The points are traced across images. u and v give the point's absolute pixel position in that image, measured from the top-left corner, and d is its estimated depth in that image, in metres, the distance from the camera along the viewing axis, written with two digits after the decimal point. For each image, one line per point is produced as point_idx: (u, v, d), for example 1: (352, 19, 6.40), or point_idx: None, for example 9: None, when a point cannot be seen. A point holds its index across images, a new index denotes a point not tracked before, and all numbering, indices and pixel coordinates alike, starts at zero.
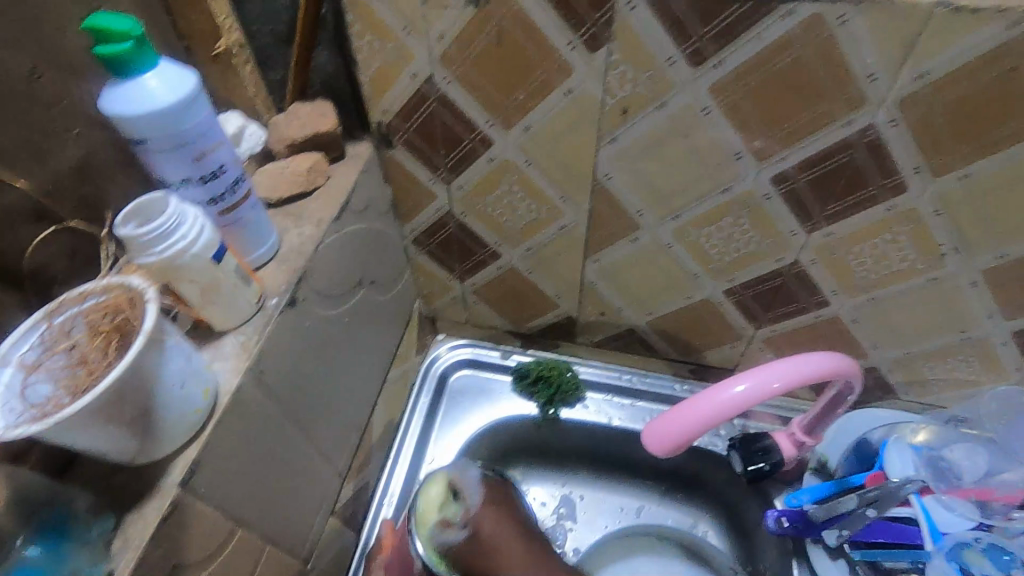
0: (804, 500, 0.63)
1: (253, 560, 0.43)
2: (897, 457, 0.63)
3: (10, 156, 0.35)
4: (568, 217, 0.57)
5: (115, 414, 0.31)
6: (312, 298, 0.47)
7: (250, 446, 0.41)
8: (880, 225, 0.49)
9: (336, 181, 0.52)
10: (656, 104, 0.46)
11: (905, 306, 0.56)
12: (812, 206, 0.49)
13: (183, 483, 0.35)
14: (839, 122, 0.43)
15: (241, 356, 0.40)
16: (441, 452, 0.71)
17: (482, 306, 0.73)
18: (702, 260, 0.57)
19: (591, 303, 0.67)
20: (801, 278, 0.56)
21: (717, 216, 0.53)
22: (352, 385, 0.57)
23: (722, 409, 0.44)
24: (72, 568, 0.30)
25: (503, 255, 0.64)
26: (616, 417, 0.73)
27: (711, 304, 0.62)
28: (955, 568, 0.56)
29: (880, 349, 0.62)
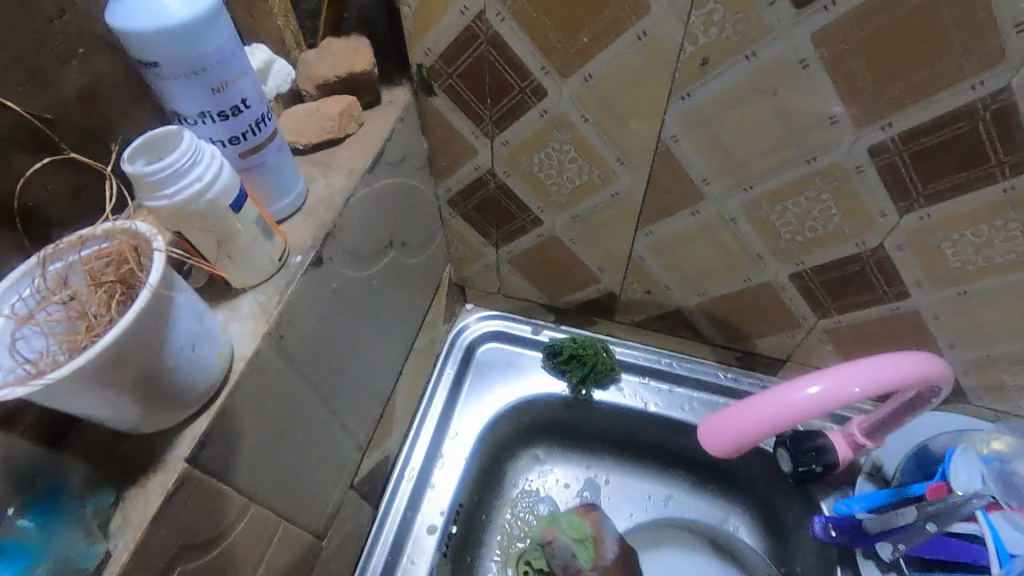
0: (856, 508, 0.58)
1: (267, 536, 0.40)
2: (963, 467, 0.57)
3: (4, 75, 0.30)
4: (623, 182, 0.51)
5: (117, 379, 0.27)
6: (339, 258, 0.43)
7: (266, 417, 0.37)
8: (990, 209, 0.42)
9: (370, 129, 0.47)
10: (743, 54, 0.39)
11: (998, 302, 0.49)
12: (910, 182, 0.43)
13: (192, 457, 0.31)
14: (966, 83, 0.36)
15: (260, 318, 0.36)
16: (465, 426, 0.68)
17: (516, 276, 0.68)
18: (770, 239, 0.51)
19: (637, 280, 0.62)
20: (881, 266, 0.50)
21: (796, 189, 0.46)
22: (377, 354, 0.53)
23: (776, 399, 0.40)
24: (65, 547, 0.27)
25: (544, 222, 0.59)
26: (652, 403, 0.69)
27: (772, 288, 0.56)
28: None
29: (958, 349, 0.55)
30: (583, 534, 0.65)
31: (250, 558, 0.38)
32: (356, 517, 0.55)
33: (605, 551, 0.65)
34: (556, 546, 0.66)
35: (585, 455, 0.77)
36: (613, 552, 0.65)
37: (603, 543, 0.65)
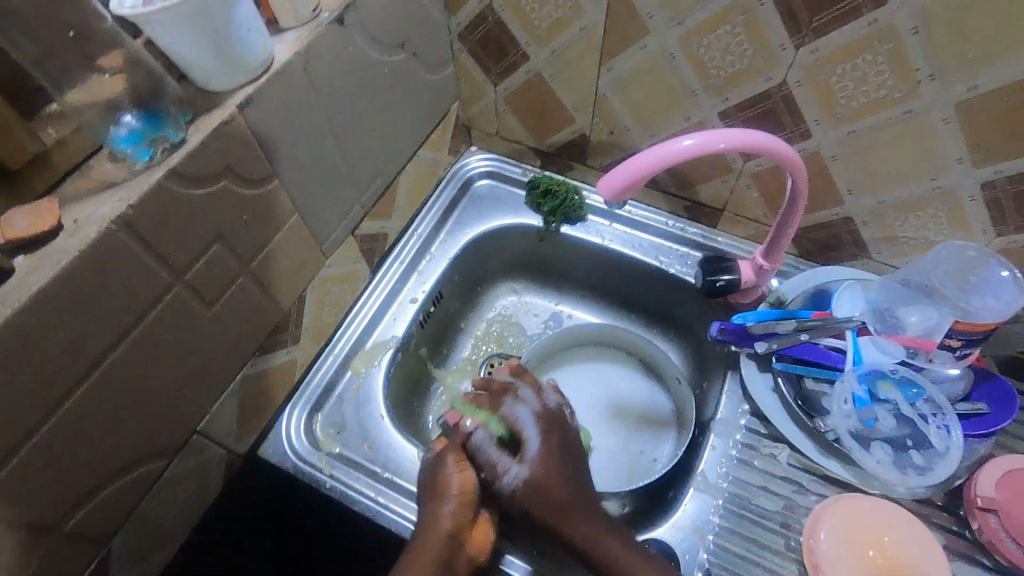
0: (747, 318, 0.70)
1: (285, 215, 0.57)
2: (846, 302, 0.69)
3: None
4: (589, 16, 0.64)
5: (203, 27, 0.43)
6: (359, 30, 0.58)
7: (293, 118, 0.54)
8: (862, 42, 0.53)
9: None
10: None
11: (880, 141, 0.60)
12: (801, 14, 0.54)
13: (241, 107, 0.48)
14: None
15: (295, 43, 0.52)
16: (454, 235, 0.84)
17: (511, 116, 0.82)
18: (701, 75, 0.63)
19: (604, 120, 0.75)
20: (788, 102, 0.61)
21: (718, 22, 0.58)
22: (384, 135, 0.69)
23: (632, 158, 0.53)
24: (163, 132, 0.45)
25: (531, 57, 0.72)
26: (609, 238, 0.83)
27: (707, 128, 0.68)
28: (864, 390, 0.63)
29: (857, 196, 0.66)
30: (502, 428, 0.63)
31: (273, 220, 0.56)
32: (354, 263, 0.72)
33: (529, 442, 0.61)
34: (477, 439, 0.62)
35: (556, 291, 0.92)
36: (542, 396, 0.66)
37: (526, 436, 0.62)
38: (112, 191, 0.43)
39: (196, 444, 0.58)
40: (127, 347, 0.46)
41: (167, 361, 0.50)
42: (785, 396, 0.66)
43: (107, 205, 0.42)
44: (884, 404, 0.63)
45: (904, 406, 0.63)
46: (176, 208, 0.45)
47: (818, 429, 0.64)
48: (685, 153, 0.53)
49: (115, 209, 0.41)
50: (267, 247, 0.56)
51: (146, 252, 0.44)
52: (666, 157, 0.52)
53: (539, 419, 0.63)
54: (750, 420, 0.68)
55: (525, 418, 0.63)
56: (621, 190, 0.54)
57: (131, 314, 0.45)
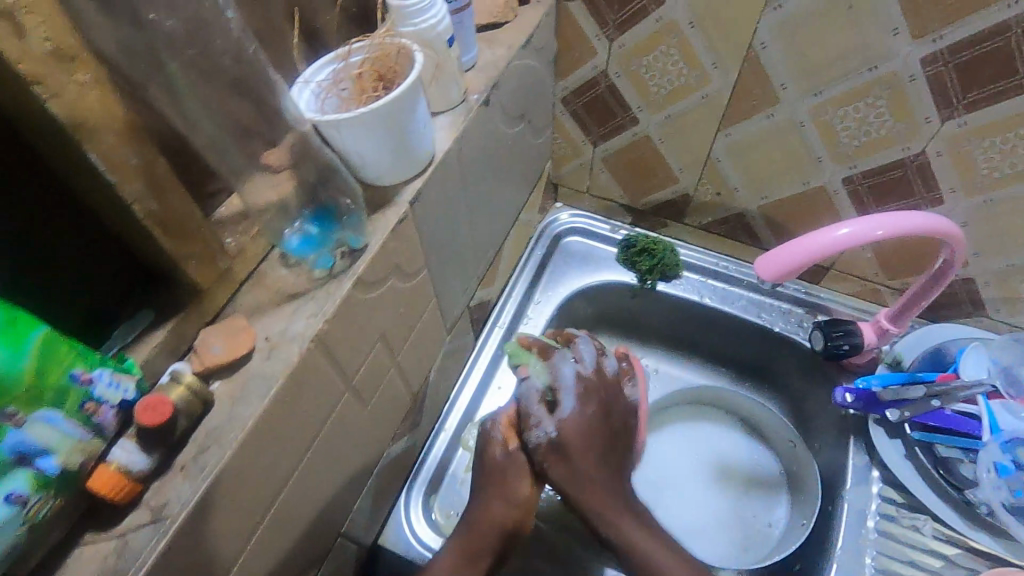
0: (872, 383, 0.68)
1: (426, 301, 0.55)
2: (972, 362, 0.68)
3: None
4: (714, 85, 0.63)
5: (386, 126, 0.42)
6: (497, 109, 0.56)
7: (442, 204, 0.52)
8: (1016, 118, 0.53)
9: (523, 19, 0.60)
10: None
11: (1018, 209, 0.59)
12: (953, 91, 0.53)
13: (411, 203, 0.46)
14: (1003, 2, 0.47)
15: (450, 130, 0.51)
16: (549, 296, 0.82)
17: (606, 175, 0.81)
18: (830, 143, 0.63)
19: (710, 181, 0.74)
20: (923, 171, 0.61)
21: (859, 94, 0.57)
22: (500, 205, 0.67)
23: (784, 246, 0.53)
24: (339, 236, 0.43)
25: (641, 121, 0.71)
26: (707, 296, 0.81)
27: (826, 192, 0.68)
28: (1008, 458, 0.61)
29: (983, 258, 0.66)
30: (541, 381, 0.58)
31: (417, 308, 0.54)
32: (465, 335, 0.70)
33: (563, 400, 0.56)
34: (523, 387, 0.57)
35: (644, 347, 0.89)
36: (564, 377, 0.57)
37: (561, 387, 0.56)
38: (299, 303, 0.40)
39: (335, 543, 0.55)
40: (305, 463, 0.43)
41: (328, 470, 0.47)
42: (924, 466, 0.66)
43: (301, 321, 0.39)
44: None
45: None
46: (356, 316, 0.43)
47: (968, 501, 0.63)
48: (855, 241, 0.52)
49: (312, 326, 0.39)
50: (410, 335, 0.54)
51: (331, 366, 0.41)
52: (813, 248, 0.52)
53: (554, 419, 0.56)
54: (884, 488, 0.67)
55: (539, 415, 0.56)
56: (779, 273, 0.54)
57: (313, 430, 0.42)
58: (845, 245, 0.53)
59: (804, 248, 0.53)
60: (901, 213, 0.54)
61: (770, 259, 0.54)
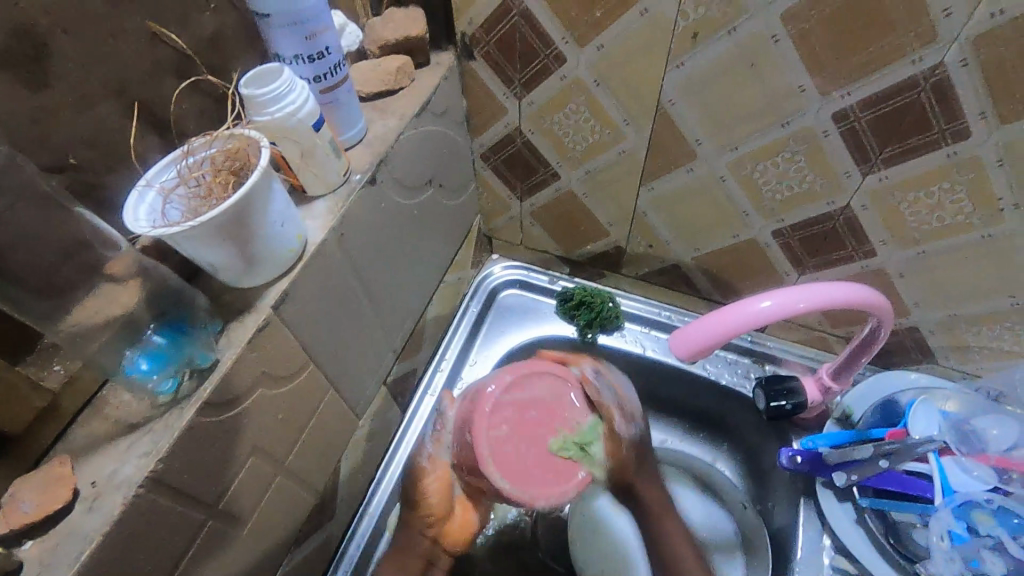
0: (818, 445, 0.65)
1: (319, 395, 0.51)
2: (922, 416, 0.64)
3: (183, 23, 0.41)
4: (629, 141, 0.60)
5: (234, 233, 0.38)
6: (389, 183, 0.53)
7: (328, 294, 0.48)
8: (937, 173, 0.49)
9: (420, 84, 0.57)
10: (727, 29, 0.47)
11: (954, 261, 0.56)
12: (869, 146, 0.50)
13: (275, 307, 0.42)
14: (907, 59, 0.44)
15: (328, 217, 0.47)
16: (484, 359, 0.78)
17: (537, 228, 0.78)
18: (753, 197, 0.60)
19: (641, 233, 0.71)
20: (850, 224, 0.57)
21: (775, 149, 0.54)
22: (412, 275, 0.63)
23: (720, 313, 0.49)
24: (189, 353, 0.39)
25: (562, 176, 0.68)
26: (650, 348, 0.77)
27: (757, 245, 0.64)
28: (962, 526, 0.58)
29: (924, 308, 0.62)
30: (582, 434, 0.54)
31: (306, 405, 0.50)
32: (387, 412, 0.66)
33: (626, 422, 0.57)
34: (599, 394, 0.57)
35: None
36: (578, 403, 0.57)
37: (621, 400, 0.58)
38: (136, 437, 0.37)
39: None
40: None
41: None
42: (875, 534, 0.62)
43: (133, 461, 0.35)
44: (988, 541, 0.57)
45: (1009, 541, 0.56)
46: (206, 441, 0.39)
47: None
48: (776, 315, 0.48)
49: (142, 470, 0.35)
50: (301, 435, 0.50)
51: (176, 503, 0.37)
52: (730, 329, 0.49)
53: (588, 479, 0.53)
54: (834, 557, 0.63)
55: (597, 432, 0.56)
56: (710, 343, 0.50)
57: (163, 573, 0.38)
58: (766, 318, 0.49)
59: (740, 318, 0.49)
60: (824, 282, 0.50)
61: (701, 327, 0.49)
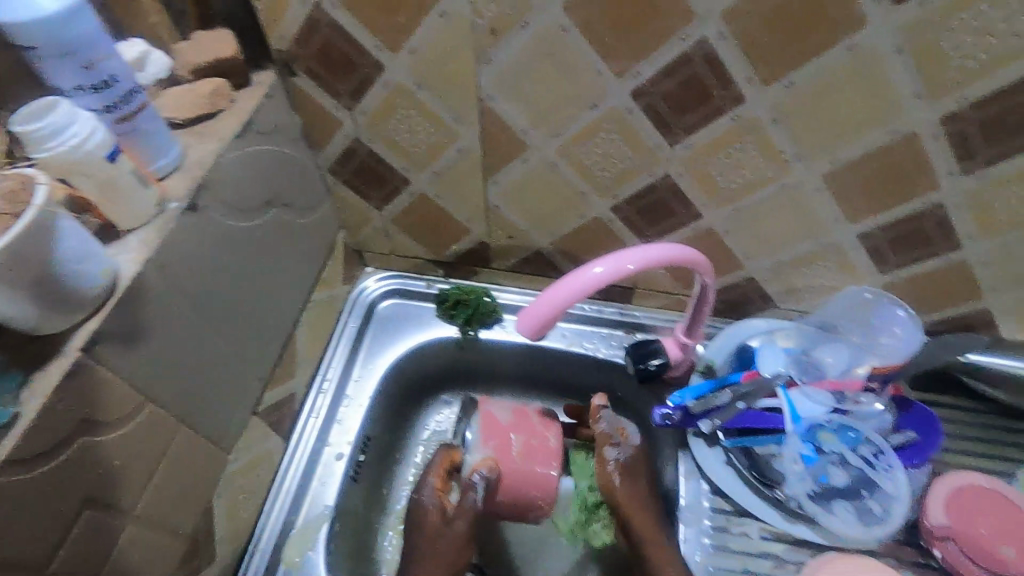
0: (686, 398, 0.68)
1: (168, 435, 0.49)
2: (770, 356, 0.70)
3: None
4: (463, 139, 0.62)
5: (16, 276, 0.36)
6: (215, 207, 0.52)
7: (158, 327, 0.46)
8: (728, 135, 0.55)
9: (240, 104, 0.56)
10: (520, 24, 0.51)
11: (764, 212, 0.62)
12: (669, 118, 0.55)
13: (86, 348, 0.40)
14: (677, 36, 0.49)
15: (142, 248, 0.45)
16: (369, 372, 0.78)
17: (403, 235, 0.78)
18: (587, 178, 0.63)
19: (498, 227, 0.73)
20: (674, 191, 0.62)
21: (592, 131, 0.58)
22: (268, 299, 0.62)
23: (561, 281, 0.52)
24: None
25: (412, 181, 0.69)
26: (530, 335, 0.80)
27: (601, 222, 0.69)
28: (810, 448, 0.65)
29: (753, 259, 0.68)
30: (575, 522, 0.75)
31: (153, 447, 0.48)
32: (264, 442, 0.64)
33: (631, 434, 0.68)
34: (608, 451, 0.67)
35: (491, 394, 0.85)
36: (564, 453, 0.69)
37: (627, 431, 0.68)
38: None
39: None
40: None
41: None
42: (740, 470, 0.67)
43: None
44: (831, 457, 0.64)
45: (848, 453, 0.64)
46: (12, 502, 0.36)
47: (779, 499, 0.65)
48: (607, 279, 0.52)
49: None
50: (152, 478, 0.48)
51: None
52: (568, 296, 0.52)
53: (620, 462, 0.67)
54: (712, 499, 0.68)
55: (607, 426, 0.67)
56: (547, 313, 0.52)
57: None
58: (599, 284, 0.52)
59: (579, 284, 0.52)
60: (647, 244, 0.55)
61: (545, 297, 0.52)
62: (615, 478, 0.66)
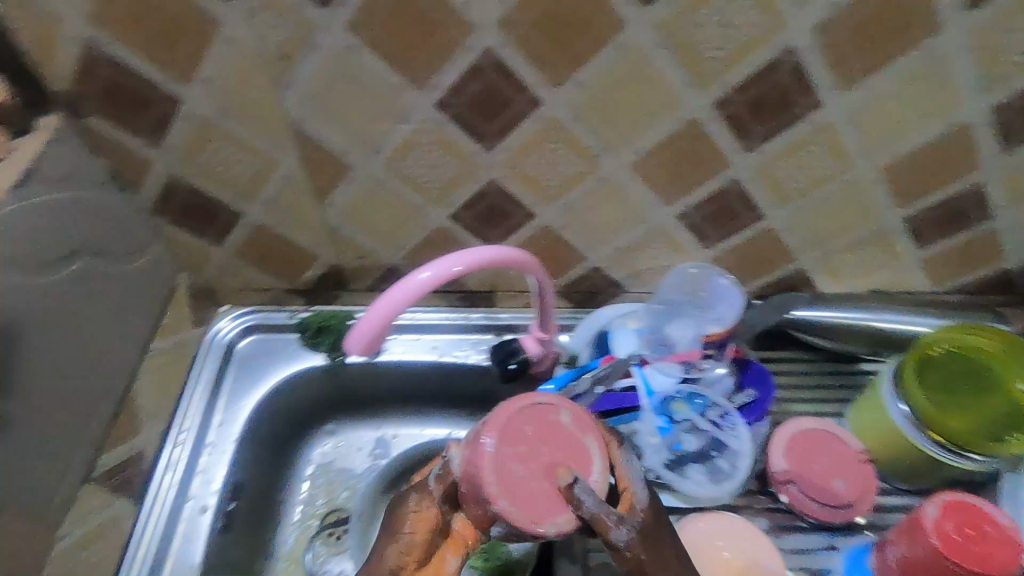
0: (549, 391, 0.70)
1: None
2: (623, 337, 0.74)
3: None
4: (285, 165, 0.61)
5: None
6: None
7: None
8: (536, 136, 0.58)
9: (21, 152, 0.52)
10: (310, 46, 0.51)
11: (591, 204, 0.65)
12: (479, 126, 0.57)
13: None
14: (462, 47, 0.51)
15: None
16: (232, 415, 0.74)
17: (251, 268, 0.75)
18: (418, 191, 0.64)
19: (346, 248, 0.72)
20: (504, 194, 0.64)
21: (410, 145, 0.59)
22: None
23: (390, 290, 0.53)
24: None
25: (244, 213, 0.67)
26: (399, 351, 0.80)
27: (445, 232, 0.69)
28: (664, 419, 0.68)
29: (595, 249, 0.72)
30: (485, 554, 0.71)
31: None
32: None
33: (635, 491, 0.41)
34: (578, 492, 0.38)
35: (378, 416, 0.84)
36: (601, 468, 0.40)
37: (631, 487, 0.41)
38: None
39: None
40: None
41: None
42: None
43: None
44: (683, 425, 0.68)
45: (698, 419, 0.69)
46: None
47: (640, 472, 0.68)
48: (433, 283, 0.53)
49: None
50: None
51: None
52: (398, 303, 0.53)
53: (635, 543, 0.38)
54: None
55: (590, 498, 0.38)
56: (376, 326, 0.53)
57: None
58: (426, 289, 0.53)
59: (405, 292, 0.53)
60: (474, 247, 0.57)
61: (375, 310, 0.53)
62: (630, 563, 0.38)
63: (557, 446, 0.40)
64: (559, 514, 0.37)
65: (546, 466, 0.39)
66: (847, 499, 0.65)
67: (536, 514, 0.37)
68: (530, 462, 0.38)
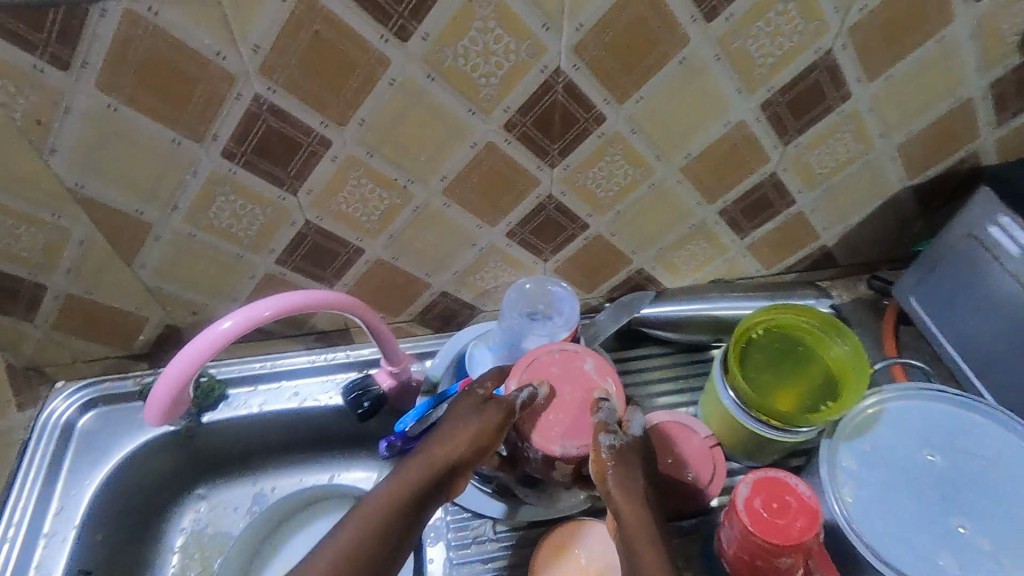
0: (407, 423, 0.69)
1: None
2: (479, 358, 0.72)
3: None
4: (77, 231, 0.58)
5: None
6: None
7: None
8: (336, 175, 0.57)
9: None
10: (62, 110, 0.48)
11: (415, 233, 0.66)
12: (274, 171, 0.56)
13: None
14: (229, 97, 0.49)
15: None
16: (71, 499, 0.69)
17: (76, 339, 0.71)
18: (234, 241, 0.62)
19: (174, 305, 0.69)
20: (323, 233, 0.63)
21: (208, 197, 0.57)
22: None
23: (195, 339, 0.54)
24: None
25: (48, 284, 0.63)
26: (257, 404, 0.77)
27: (275, 277, 0.68)
28: None
29: (436, 274, 0.72)
30: None
31: None
32: None
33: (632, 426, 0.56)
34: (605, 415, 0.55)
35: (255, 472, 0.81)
36: (615, 392, 0.58)
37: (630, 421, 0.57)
38: None
39: None
40: None
41: None
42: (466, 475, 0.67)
43: None
44: None
45: None
46: None
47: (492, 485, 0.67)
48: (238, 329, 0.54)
49: None
50: None
51: None
52: (205, 349, 0.54)
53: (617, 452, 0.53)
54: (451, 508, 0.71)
55: (608, 408, 0.56)
56: (179, 376, 0.56)
57: None
58: (233, 335, 0.54)
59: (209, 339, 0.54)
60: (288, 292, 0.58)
61: (179, 358, 0.55)
62: (608, 465, 0.53)
63: (567, 380, 0.58)
64: (581, 438, 0.55)
65: (569, 399, 0.57)
66: (695, 487, 0.65)
67: (560, 439, 0.55)
68: (554, 399, 0.57)
